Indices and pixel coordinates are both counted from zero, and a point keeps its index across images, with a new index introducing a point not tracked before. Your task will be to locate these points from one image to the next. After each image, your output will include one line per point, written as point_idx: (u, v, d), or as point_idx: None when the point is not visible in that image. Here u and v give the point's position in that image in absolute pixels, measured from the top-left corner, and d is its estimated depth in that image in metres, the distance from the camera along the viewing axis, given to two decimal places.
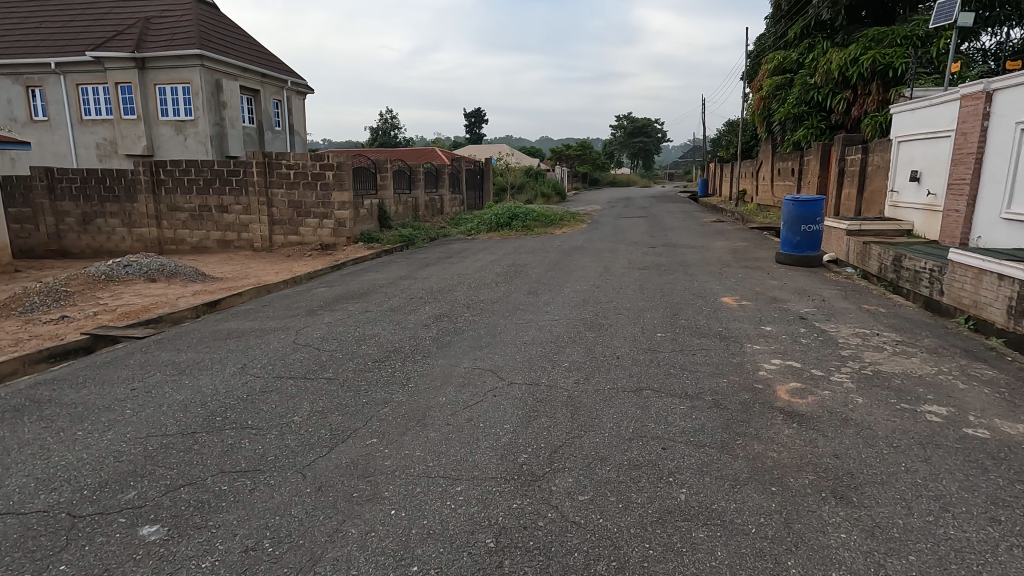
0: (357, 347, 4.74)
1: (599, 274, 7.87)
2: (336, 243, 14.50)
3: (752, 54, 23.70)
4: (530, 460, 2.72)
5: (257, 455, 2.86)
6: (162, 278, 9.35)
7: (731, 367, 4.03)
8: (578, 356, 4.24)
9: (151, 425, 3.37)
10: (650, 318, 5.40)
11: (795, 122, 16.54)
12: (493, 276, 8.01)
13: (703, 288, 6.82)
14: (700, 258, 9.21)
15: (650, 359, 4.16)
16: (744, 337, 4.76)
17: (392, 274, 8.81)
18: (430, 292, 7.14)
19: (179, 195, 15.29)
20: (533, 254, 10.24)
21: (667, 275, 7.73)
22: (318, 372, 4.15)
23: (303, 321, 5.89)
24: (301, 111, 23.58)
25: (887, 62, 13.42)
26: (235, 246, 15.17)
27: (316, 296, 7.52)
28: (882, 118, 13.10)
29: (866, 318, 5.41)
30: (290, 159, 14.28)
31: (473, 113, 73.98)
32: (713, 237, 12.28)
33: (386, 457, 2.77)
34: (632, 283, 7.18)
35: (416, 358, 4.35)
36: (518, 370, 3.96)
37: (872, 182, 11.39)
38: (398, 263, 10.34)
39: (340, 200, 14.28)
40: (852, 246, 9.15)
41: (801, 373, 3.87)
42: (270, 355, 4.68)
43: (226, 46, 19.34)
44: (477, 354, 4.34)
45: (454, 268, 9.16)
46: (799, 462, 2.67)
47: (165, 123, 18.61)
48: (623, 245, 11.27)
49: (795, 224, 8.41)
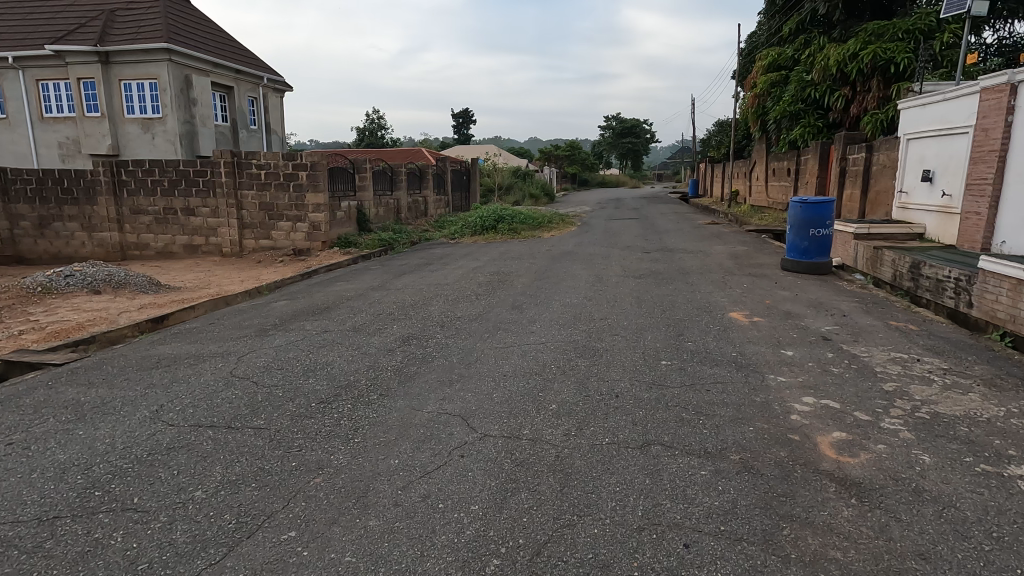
0: (303, 382, 3.96)
1: (591, 284, 7.13)
2: (310, 248, 13.60)
3: (745, 51, 23.16)
4: (502, 571, 1.95)
5: (122, 564, 2.06)
6: (109, 289, 8.48)
7: (756, 409, 3.28)
8: (566, 395, 3.48)
9: (7, 502, 2.55)
10: (654, 340, 4.66)
11: (792, 120, 15.95)
12: (475, 287, 7.24)
13: (707, 301, 6.10)
14: (700, 265, 8.51)
15: (656, 399, 3.40)
16: (764, 365, 4.04)
17: (364, 285, 8.02)
18: (402, 307, 6.34)
19: (142, 197, 14.34)
20: (519, 261, 9.50)
21: (665, 285, 7.01)
22: (247, 419, 3.34)
23: (250, 344, 5.09)
24: (278, 109, 22.65)
25: (889, 57, 12.85)
26: (203, 251, 14.25)
27: (276, 310, 6.71)
28: (883, 116, 12.54)
29: (901, 339, 4.67)
30: (261, 158, 13.41)
31: (460, 113, 73.06)
32: (711, 241, 11.58)
33: (300, 569, 1.99)
34: (628, 294, 6.43)
35: (370, 398, 3.57)
36: (493, 416, 3.20)
37: (877, 183, 10.77)
38: (372, 271, 9.55)
39: (314, 201, 13.41)
40: (861, 251, 8.49)
41: (844, 418, 3.13)
42: (197, 393, 3.87)
43: (197, 40, 18.38)
44: (444, 393, 3.56)
45: (432, 276, 8.38)
46: (876, 572, 1.93)
47: (131, 121, 17.62)
48: (615, 250, 10.53)
49: (804, 228, 7.72)
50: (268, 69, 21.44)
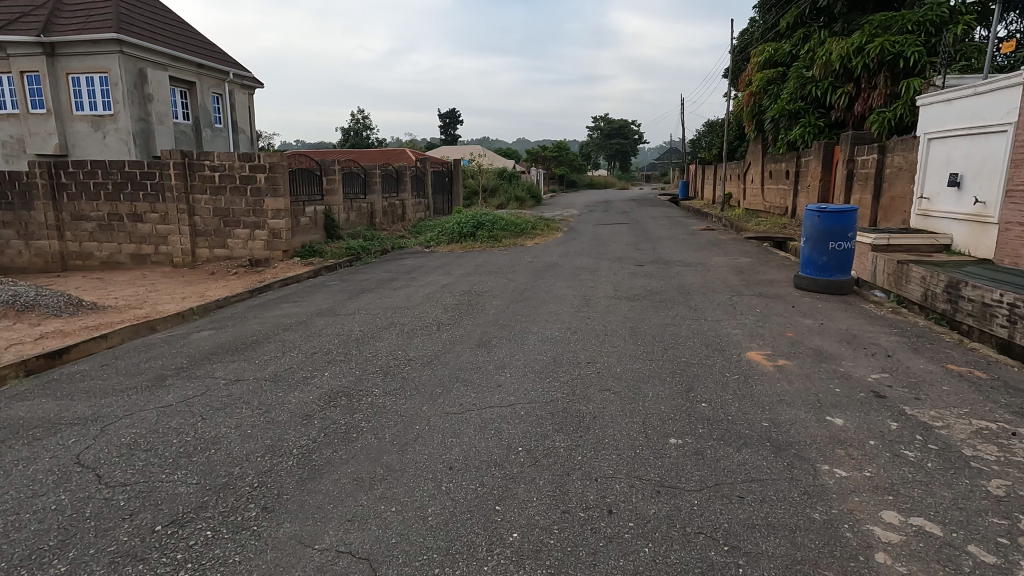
0: (166, 478, 2.79)
1: (576, 309, 6.04)
2: (269, 258, 12.32)
3: (738, 48, 22.27)
4: None
5: None
6: (11, 313, 7.23)
7: (821, 541, 2.17)
8: (535, 513, 2.35)
9: None
10: (658, 399, 3.54)
11: (791, 120, 15.00)
12: (438, 313, 6.10)
13: (717, 334, 5.00)
14: (701, 281, 7.43)
15: (670, 523, 2.27)
16: (811, 446, 2.92)
17: (312, 307, 6.87)
18: (345, 343, 5.18)
19: (84, 201, 13.02)
20: (497, 276, 8.39)
21: (664, 310, 5.94)
22: (42, 564, 2.17)
23: (131, 403, 3.91)
24: (247, 107, 21.31)
25: (898, 50, 11.95)
26: (153, 261, 12.94)
27: (193, 344, 5.51)
28: (891, 115, 11.63)
29: (974, 394, 3.60)
30: (214, 158, 12.14)
31: (447, 116, 71.85)
32: (708, 251, 10.52)
33: None
34: (620, 325, 5.31)
35: (244, 517, 2.40)
36: (418, 566, 2.05)
37: (891, 187, 9.80)
38: (329, 288, 8.38)
39: (274, 207, 12.15)
40: (882, 264, 7.46)
41: (965, 570, 2.00)
42: (6, 499, 2.68)
43: (153, 31, 17.06)
44: (355, 509, 2.41)
45: (393, 296, 7.24)
46: None
47: (81, 118, 16.27)
48: (605, 263, 9.44)
49: (822, 241, 6.67)
50: (235, 64, 20.12)
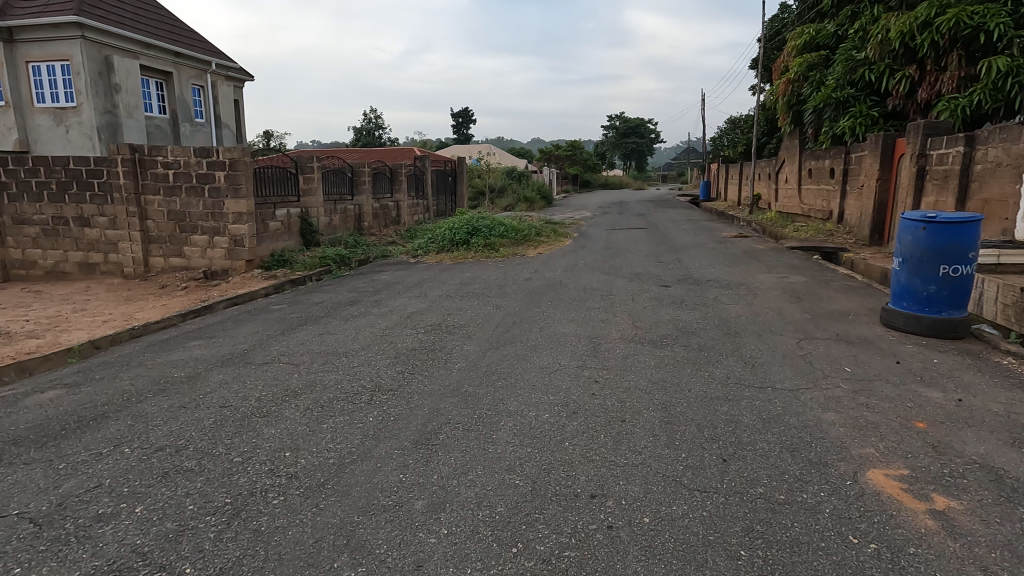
0: None
1: (582, 363, 4.18)
2: (229, 269, 10.64)
3: (769, 37, 20.26)
4: None
5: None
6: None
7: None
8: None
9: None
10: None
11: (837, 109, 13.00)
12: (382, 367, 4.27)
13: (804, 424, 3.12)
14: (750, 316, 5.51)
15: None
16: None
17: (227, 348, 5.11)
18: (222, 427, 3.37)
19: (26, 203, 11.46)
20: (482, 301, 6.57)
21: (711, 367, 4.04)
22: None
23: None
24: (231, 100, 19.78)
25: (976, 23, 9.94)
26: (101, 272, 11.32)
27: (13, 417, 3.74)
28: (965, 102, 9.74)
29: None
30: (168, 153, 10.49)
31: (460, 113, 69.80)
32: (748, 267, 8.56)
33: None
34: (647, 402, 3.43)
35: None
36: None
37: (984, 187, 7.79)
38: (272, 314, 6.62)
39: (235, 209, 10.42)
40: (994, 291, 5.45)
41: None
42: None
43: (123, 17, 15.56)
44: None
45: (342, 332, 5.46)
46: None
47: (42, 111, 14.77)
48: (619, 282, 7.56)
49: (929, 264, 4.76)
50: (220, 53, 18.64)
